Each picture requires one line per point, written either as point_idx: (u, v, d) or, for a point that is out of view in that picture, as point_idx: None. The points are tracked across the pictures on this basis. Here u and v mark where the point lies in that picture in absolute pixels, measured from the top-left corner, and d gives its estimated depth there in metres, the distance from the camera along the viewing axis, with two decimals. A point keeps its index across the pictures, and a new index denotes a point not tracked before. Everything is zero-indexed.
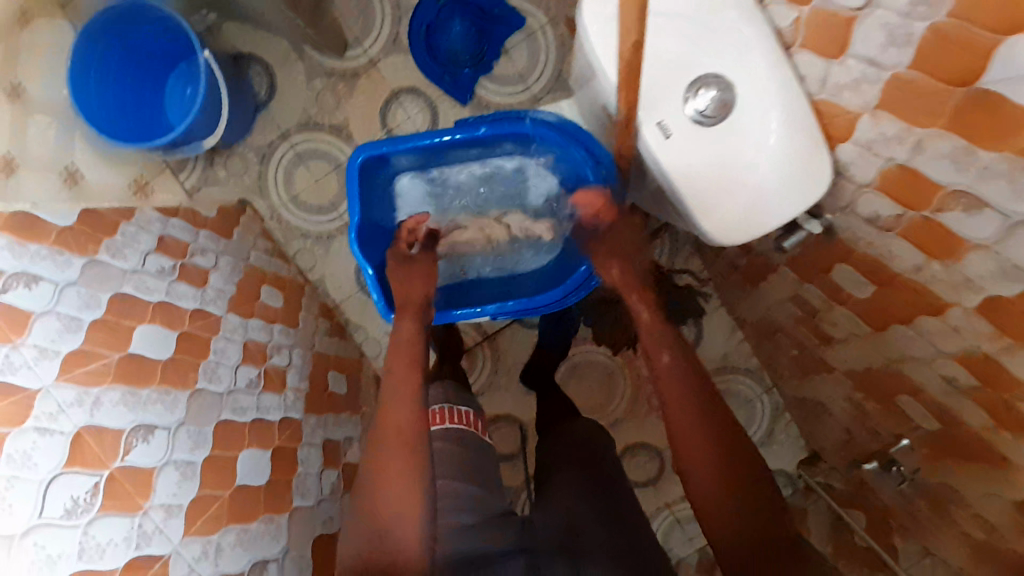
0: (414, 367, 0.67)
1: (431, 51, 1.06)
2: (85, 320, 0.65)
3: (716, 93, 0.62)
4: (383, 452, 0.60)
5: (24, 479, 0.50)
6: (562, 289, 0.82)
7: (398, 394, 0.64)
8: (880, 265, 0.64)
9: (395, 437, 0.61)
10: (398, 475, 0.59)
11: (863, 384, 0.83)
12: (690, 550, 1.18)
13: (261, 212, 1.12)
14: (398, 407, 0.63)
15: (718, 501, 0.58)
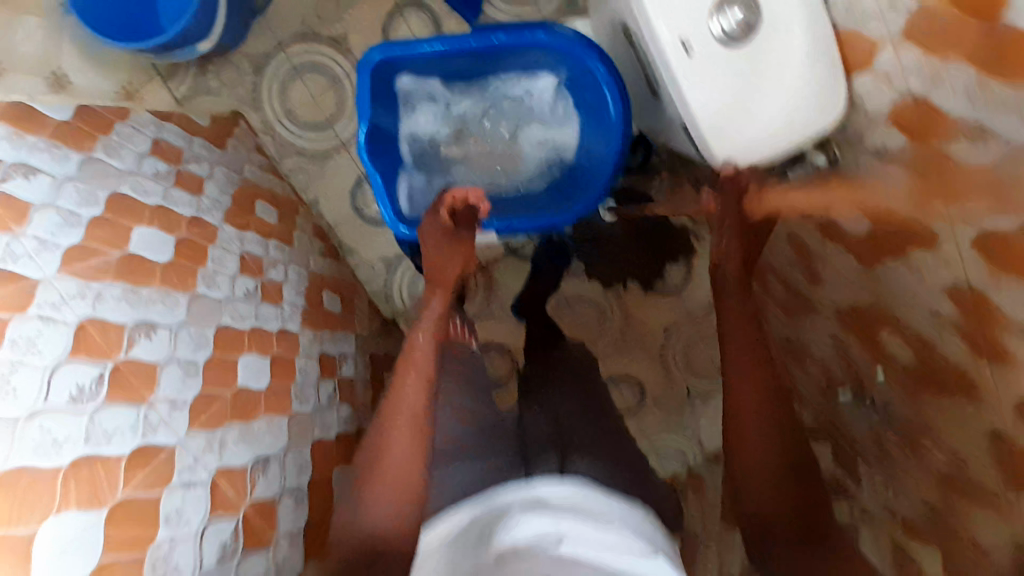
0: (430, 352, 0.71)
1: None
2: (85, 216, 0.64)
3: (743, 13, 0.62)
4: (387, 434, 0.65)
5: (30, 363, 0.51)
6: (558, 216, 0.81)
7: (410, 384, 0.68)
8: (878, 199, 0.65)
9: (407, 423, 0.65)
10: (400, 447, 0.64)
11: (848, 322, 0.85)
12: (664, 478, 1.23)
13: (254, 126, 1.09)
14: (407, 395, 0.67)
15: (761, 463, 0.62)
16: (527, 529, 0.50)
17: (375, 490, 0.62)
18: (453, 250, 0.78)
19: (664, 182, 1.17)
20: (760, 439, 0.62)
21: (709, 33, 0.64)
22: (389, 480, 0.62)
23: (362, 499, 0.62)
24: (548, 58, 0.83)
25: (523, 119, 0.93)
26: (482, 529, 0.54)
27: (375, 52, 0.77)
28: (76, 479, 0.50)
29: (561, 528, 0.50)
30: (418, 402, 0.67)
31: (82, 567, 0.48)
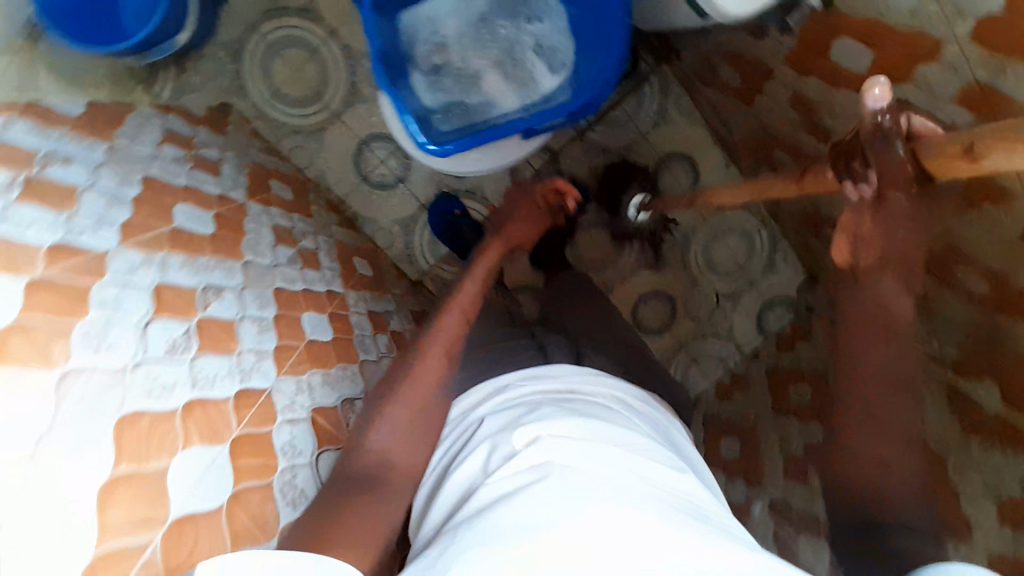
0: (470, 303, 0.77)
1: None
2: (127, 195, 0.66)
3: None
4: (423, 362, 0.67)
5: (119, 321, 0.52)
6: None
7: (449, 321, 0.73)
8: (875, 22, 0.66)
9: (438, 352, 0.69)
10: (429, 380, 0.66)
11: None
12: (708, 382, 1.27)
13: (244, 114, 1.10)
14: (447, 329, 0.72)
15: (862, 474, 0.56)
16: (556, 424, 0.55)
17: (392, 408, 0.63)
18: (523, 215, 1.01)
19: (654, 89, 1.19)
20: (889, 439, 0.56)
21: None
22: (411, 395, 0.64)
23: (375, 420, 0.62)
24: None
25: (527, 14, 0.82)
26: (509, 413, 0.60)
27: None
28: (192, 419, 0.52)
29: (587, 431, 0.55)
30: (454, 335, 0.72)
31: (216, 498, 0.49)
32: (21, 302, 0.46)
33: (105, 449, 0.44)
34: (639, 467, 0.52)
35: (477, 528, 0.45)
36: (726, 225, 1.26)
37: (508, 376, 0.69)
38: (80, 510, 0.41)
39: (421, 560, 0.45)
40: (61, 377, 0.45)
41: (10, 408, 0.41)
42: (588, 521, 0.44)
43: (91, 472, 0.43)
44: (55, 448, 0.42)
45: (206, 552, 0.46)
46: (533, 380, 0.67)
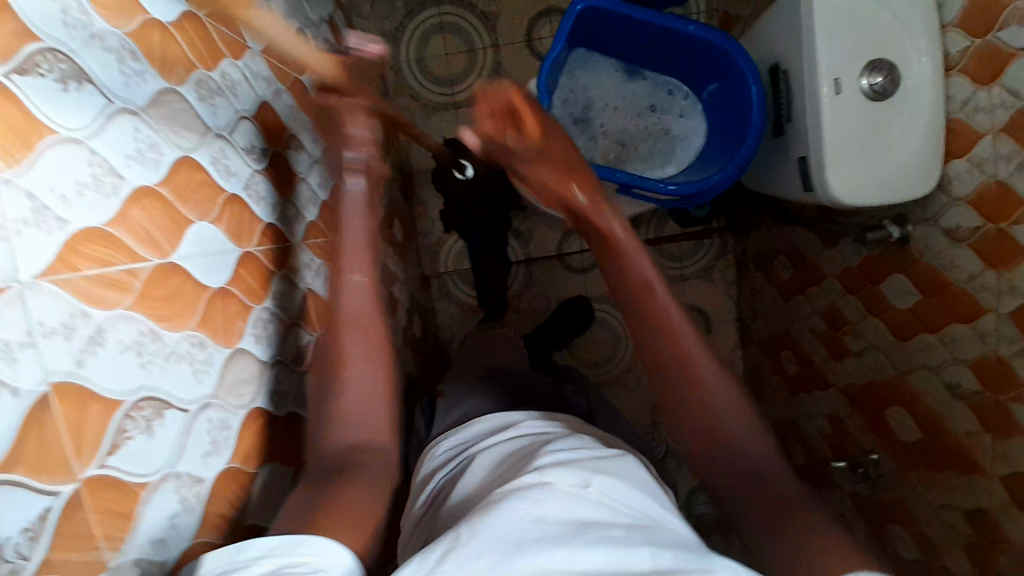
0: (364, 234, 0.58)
1: None
2: (283, 28, 0.71)
3: (888, 73, 0.70)
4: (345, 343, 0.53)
5: (227, 97, 0.54)
6: (695, 190, 0.79)
7: (355, 283, 0.56)
8: (937, 274, 0.74)
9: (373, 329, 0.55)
10: (359, 362, 0.53)
11: (856, 399, 0.92)
12: None
13: (384, 58, 1.17)
14: (354, 290, 0.55)
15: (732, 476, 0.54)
16: (560, 458, 0.54)
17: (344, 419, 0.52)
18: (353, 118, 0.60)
19: (714, 245, 1.28)
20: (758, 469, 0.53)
21: (858, 85, 0.71)
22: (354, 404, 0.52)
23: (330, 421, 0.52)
24: (706, 70, 0.84)
25: (668, 114, 0.91)
26: (520, 452, 0.61)
27: (580, 6, 0.77)
28: (231, 207, 0.51)
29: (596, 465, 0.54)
30: (359, 295, 0.55)
31: (209, 279, 0.46)
32: (176, 18, 0.49)
33: (160, 163, 0.43)
34: (635, 506, 0.51)
35: (497, 533, 0.43)
36: None
37: (522, 422, 0.70)
38: (114, 181, 0.39)
39: (434, 548, 0.42)
40: (163, 87, 0.45)
41: (112, 67, 0.40)
42: (595, 551, 0.42)
43: (140, 164, 0.41)
44: (127, 122, 0.41)
45: (179, 306, 0.43)
46: (546, 427, 0.69)
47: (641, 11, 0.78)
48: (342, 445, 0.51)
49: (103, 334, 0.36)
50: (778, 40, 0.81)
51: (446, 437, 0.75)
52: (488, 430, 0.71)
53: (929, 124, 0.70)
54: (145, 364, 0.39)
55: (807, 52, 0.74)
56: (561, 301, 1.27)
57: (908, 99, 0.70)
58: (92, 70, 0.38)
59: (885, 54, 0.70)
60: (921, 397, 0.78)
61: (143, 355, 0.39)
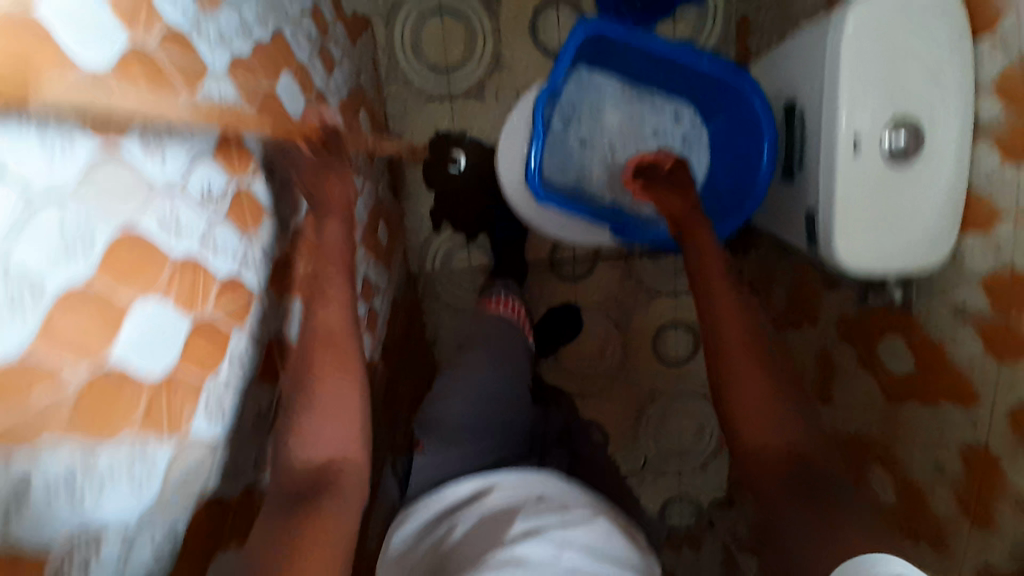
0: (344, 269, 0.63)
1: None
2: (254, 34, 0.63)
3: (911, 135, 0.65)
4: (309, 370, 0.55)
5: (179, 140, 0.48)
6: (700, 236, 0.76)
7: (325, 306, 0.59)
8: (934, 347, 0.72)
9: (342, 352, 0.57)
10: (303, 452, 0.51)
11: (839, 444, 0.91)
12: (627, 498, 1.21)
13: (377, 41, 1.09)
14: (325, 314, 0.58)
15: (764, 411, 0.56)
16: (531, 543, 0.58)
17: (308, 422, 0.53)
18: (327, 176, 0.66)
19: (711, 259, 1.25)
20: (774, 421, 0.56)
21: (879, 145, 0.66)
22: (328, 407, 0.53)
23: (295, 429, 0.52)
24: (718, 101, 0.79)
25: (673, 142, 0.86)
26: (491, 524, 0.65)
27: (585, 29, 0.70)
28: (182, 274, 0.46)
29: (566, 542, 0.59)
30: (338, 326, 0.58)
31: (143, 373, 0.42)
32: (117, 63, 0.42)
33: (92, 251, 0.38)
34: None
35: None
36: (680, 408, 1.26)
37: (496, 486, 0.73)
38: (34, 294, 0.33)
39: None
40: (99, 152, 0.39)
41: (37, 151, 0.34)
42: None
43: (67, 263, 0.36)
44: (53, 215, 0.35)
45: (117, 413, 0.39)
46: (521, 485, 0.73)
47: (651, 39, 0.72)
48: (313, 462, 0.51)
49: (27, 485, 0.33)
50: (798, 78, 0.75)
51: (414, 510, 0.75)
52: (466, 495, 0.74)
53: (943, 193, 0.67)
54: (75, 501, 0.36)
55: (827, 104, 0.68)
56: (550, 307, 1.24)
57: (929, 164, 0.66)
58: (7, 163, 0.32)
59: (912, 115, 0.65)
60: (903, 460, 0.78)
61: (73, 492, 0.36)
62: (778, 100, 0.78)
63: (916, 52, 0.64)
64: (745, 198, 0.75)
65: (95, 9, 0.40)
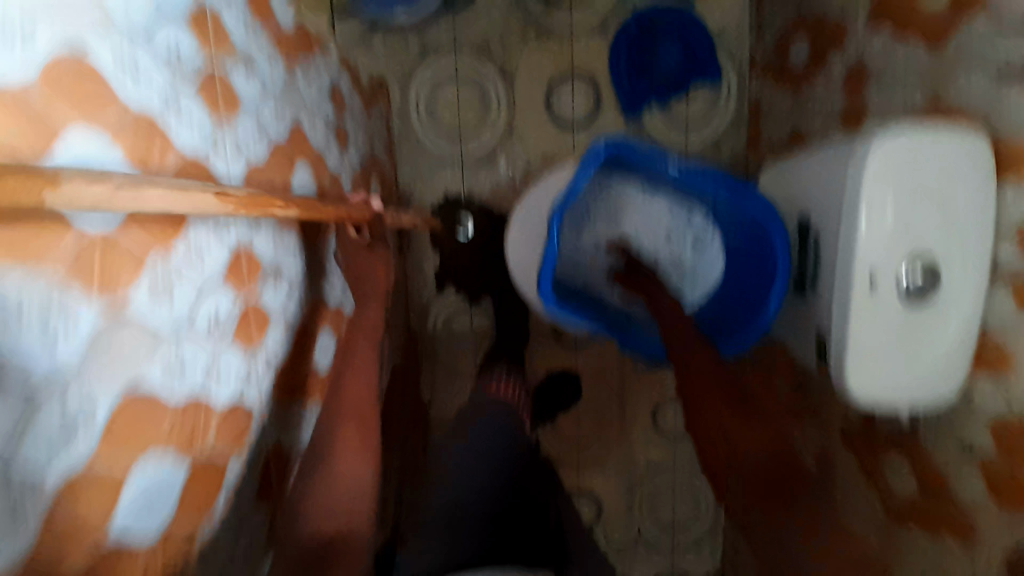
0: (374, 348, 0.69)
1: (641, 73, 1.06)
2: (272, 135, 0.61)
3: (925, 275, 0.65)
4: (336, 432, 0.62)
5: (189, 277, 0.46)
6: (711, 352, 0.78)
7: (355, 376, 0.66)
8: (939, 478, 0.72)
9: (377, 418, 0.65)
10: None
11: None
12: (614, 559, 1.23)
13: (391, 104, 1.08)
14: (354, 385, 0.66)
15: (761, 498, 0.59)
16: None
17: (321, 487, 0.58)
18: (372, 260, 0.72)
19: None
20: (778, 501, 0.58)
21: (894, 283, 0.66)
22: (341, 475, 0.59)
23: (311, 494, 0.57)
24: (735, 217, 0.80)
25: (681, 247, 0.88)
26: None
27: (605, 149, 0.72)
28: (182, 418, 0.45)
29: None
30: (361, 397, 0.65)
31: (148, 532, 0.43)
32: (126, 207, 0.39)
33: (94, 427, 0.37)
34: None
35: None
36: (673, 481, 1.25)
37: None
38: (35, 493, 0.33)
39: None
40: (98, 319, 0.37)
41: (32, 348, 0.32)
42: None
43: (67, 447, 0.35)
44: (55, 404, 0.34)
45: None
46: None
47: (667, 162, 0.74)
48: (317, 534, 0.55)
49: None
50: (819, 198, 0.75)
51: None
52: None
53: (962, 331, 0.66)
54: None
55: (845, 236, 0.68)
56: (549, 373, 1.23)
57: (947, 302, 0.65)
58: (8, 369, 0.31)
59: (931, 257, 0.65)
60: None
61: None
62: (794, 215, 0.79)
63: (941, 195, 0.64)
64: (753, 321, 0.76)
65: (91, 151, 0.36)
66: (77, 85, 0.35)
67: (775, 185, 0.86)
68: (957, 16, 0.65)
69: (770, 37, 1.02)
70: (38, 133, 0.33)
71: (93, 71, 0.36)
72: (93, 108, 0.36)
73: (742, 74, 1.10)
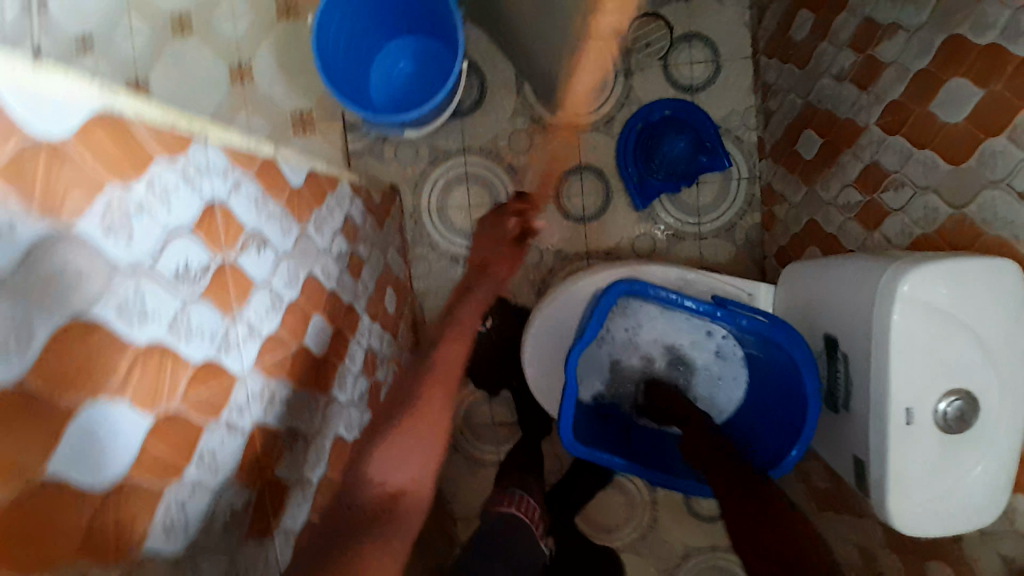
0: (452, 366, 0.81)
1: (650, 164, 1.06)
2: (286, 300, 0.61)
3: (960, 405, 0.64)
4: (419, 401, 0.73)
5: (205, 484, 0.47)
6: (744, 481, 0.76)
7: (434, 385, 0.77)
8: None
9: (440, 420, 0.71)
10: None
11: None
12: None
13: (403, 207, 1.09)
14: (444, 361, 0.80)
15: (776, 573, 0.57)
16: None
17: (398, 436, 0.67)
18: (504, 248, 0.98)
19: None
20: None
21: (933, 413, 0.65)
22: (413, 432, 0.68)
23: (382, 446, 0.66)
24: (756, 342, 0.79)
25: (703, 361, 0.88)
26: None
27: (621, 286, 0.74)
28: None
29: None
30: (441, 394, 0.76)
31: None
32: (127, 464, 0.39)
33: None
34: None
35: None
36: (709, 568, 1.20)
37: None
38: None
39: None
40: None
41: None
42: None
43: None
44: None
45: None
46: None
47: (671, 297, 0.74)
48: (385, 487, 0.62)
49: None
50: (843, 314, 0.74)
51: None
52: None
53: (1007, 458, 0.65)
54: None
55: (877, 368, 0.67)
56: (574, 461, 1.21)
57: (985, 430, 0.64)
58: None
59: (965, 384, 0.64)
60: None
61: None
62: (823, 334, 0.77)
63: (972, 323, 0.64)
64: (782, 451, 0.75)
65: (92, 430, 0.36)
66: (65, 366, 0.34)
67: (793, 288, 0.85)
68: (980, 136, 0.65)
69: (777, 126, 1.03)
70: (35, 422, 0.32)
71: (85, 345, 0.36)
72: (84, 380, 0.36)
73: (750, 157, 1.10)
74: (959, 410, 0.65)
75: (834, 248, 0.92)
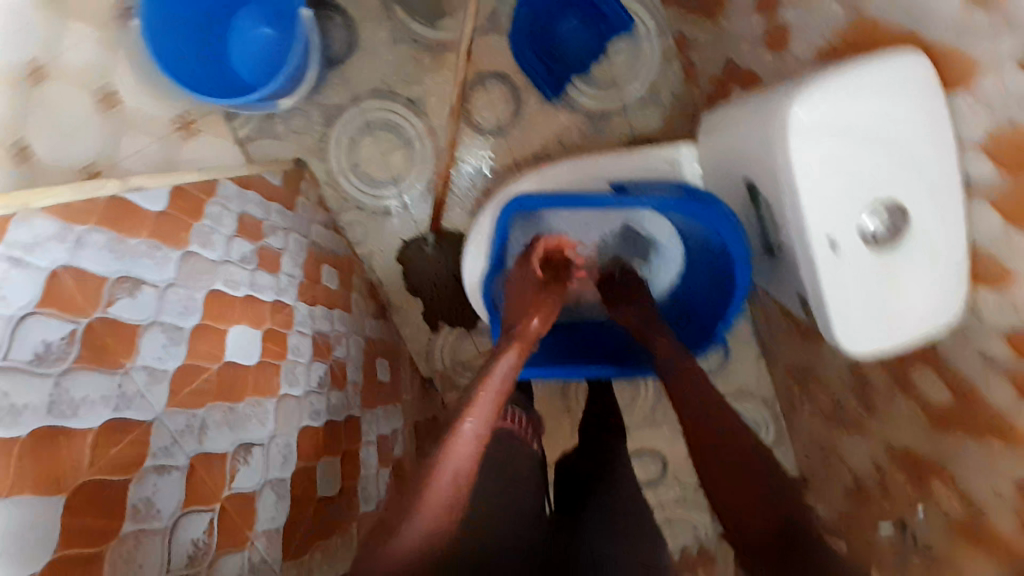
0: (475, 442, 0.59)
1: (546, 55, 1.00)
2: (186, 328, 0.61)
3: (886, 219, 0.60)
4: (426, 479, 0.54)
5: (151, 528, 0.50)
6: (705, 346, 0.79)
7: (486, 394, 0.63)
8: (967, 390, 0.65)
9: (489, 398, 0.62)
10: None
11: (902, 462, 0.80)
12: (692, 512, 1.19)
13: (317, 176, 1.05)
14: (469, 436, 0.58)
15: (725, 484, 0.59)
16: None
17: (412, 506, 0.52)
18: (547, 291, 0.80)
19: None
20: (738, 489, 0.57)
21: (856, 233, 0.60)
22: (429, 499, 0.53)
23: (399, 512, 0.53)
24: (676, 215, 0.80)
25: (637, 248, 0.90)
26: None
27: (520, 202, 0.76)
28: None
29: None
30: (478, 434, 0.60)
31: None
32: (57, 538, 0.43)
33: None
34: None
35: None
36: None
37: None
38: None
39: None
40: None
41: None
42: None
43: None
44: None
45: None
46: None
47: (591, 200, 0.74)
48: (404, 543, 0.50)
49: None
50: (749, 157, 0.68)
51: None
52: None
53: (954, 256, 0.60)
54: None
55: (789, 207, 0.62)
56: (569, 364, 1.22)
57: (921, 236, 0.59)
58: None
59: (886, 195, 0.59)
60: (949, 496, 0.70)
61: None
62: (740, 180, 0.74)
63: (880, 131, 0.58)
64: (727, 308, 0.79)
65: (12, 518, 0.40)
66: None
67: (709, 138, 0.79)
68: None
69: None
70: None
71: None
72: None
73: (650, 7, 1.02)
74: (886, 223, 0.60)
75: (752, 80, 0.84)
